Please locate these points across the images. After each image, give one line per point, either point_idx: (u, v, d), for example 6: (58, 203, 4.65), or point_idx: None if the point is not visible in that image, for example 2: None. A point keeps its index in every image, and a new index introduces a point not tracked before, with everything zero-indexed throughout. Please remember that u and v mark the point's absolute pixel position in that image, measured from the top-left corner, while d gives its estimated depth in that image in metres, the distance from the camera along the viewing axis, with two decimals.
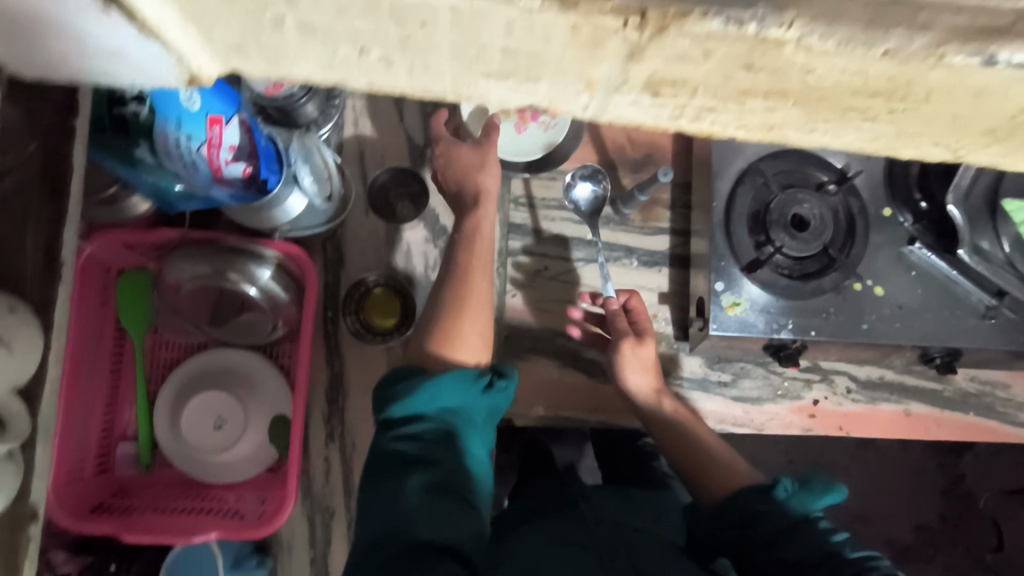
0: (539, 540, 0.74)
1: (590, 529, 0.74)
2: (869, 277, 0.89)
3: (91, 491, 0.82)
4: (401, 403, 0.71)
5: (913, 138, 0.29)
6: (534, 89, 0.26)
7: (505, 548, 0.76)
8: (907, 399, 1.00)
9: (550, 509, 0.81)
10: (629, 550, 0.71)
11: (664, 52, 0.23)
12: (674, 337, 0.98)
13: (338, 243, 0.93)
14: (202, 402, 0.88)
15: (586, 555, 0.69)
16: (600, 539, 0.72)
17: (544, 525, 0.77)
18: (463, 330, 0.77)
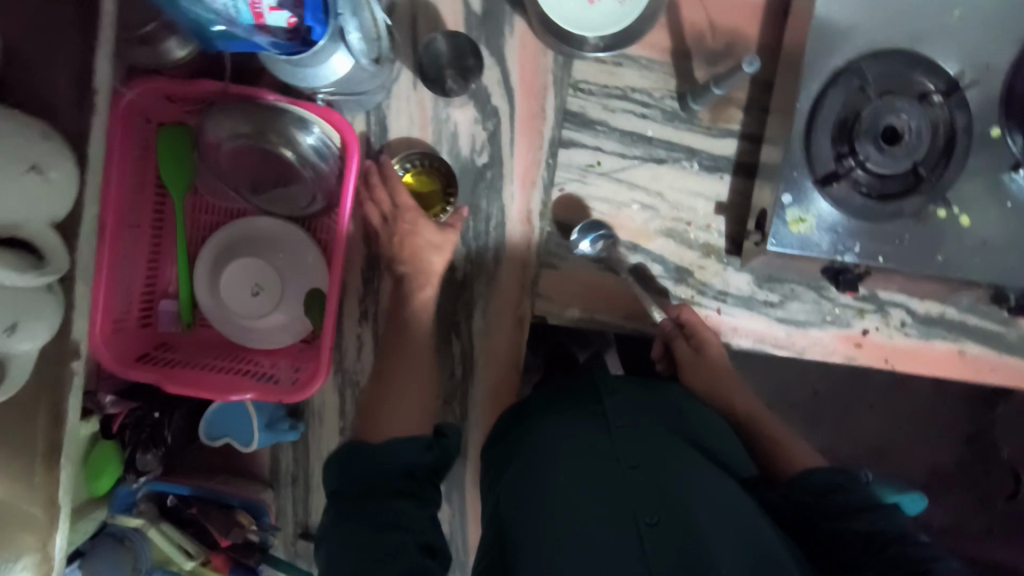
0: (562, 437, 0.74)
1: (613, 433, 0.73)
2: (957, 204, 0.80)
3: (137, 342, 0.84)
4: (355, 466, 0.64)
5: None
6: None
7: (529, 442, 0.77)
8: (965, 339, 0.94)
9: (575, 402, 0.80)
10: (653, 458, 0.70)
11: None
12: (726, 250, 0.92)
13: (381, 117, 0.88)
14: (241, 268, 0.87)
15: (609, 467, 0.68)
16: (623, 447, 0.71)
17: (568, 420, 0.76)
18: (403, 374, 0.77)
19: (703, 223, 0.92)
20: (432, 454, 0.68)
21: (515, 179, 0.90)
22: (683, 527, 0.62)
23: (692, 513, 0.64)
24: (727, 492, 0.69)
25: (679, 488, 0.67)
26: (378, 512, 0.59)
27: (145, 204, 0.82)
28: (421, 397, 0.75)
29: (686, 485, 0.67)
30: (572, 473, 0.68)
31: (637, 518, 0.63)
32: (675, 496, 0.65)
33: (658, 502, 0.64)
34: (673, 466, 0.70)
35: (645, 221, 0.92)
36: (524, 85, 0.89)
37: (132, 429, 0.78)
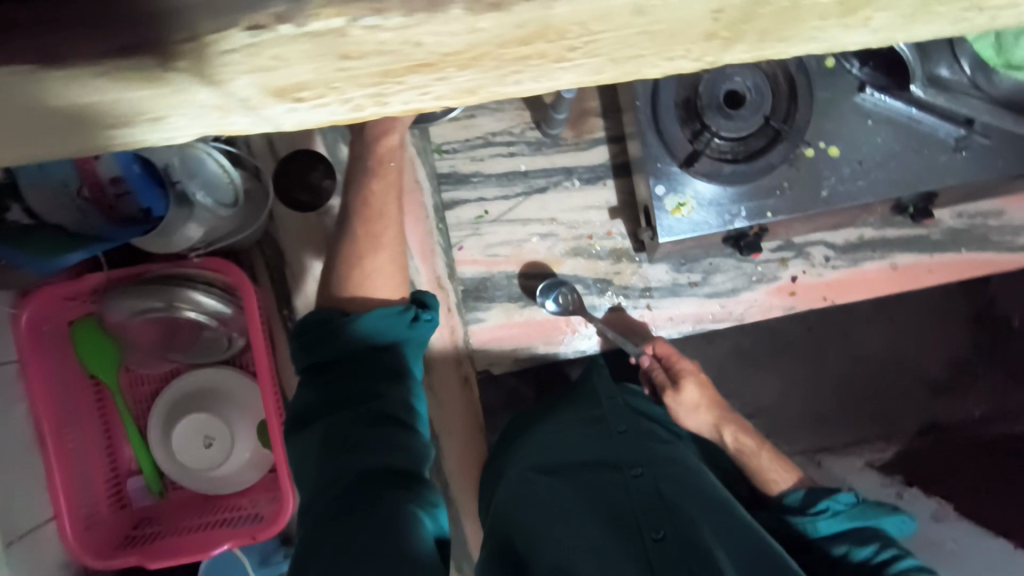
0: (565, 456, 0.72)
1: (618, 446, 0.73)
2: (820, 139, 0.82)
3: (113, 530, 0.86)
4: (345, 341, 0.61)
5: (639, 67, 0.22)
6: (174, 125, 0.21)
7: (527, 455, 0.74)
8: (892, 251, 0.97)
9: (575, 415, 0.79)
10: (657, 471, 0.69)
11: (236, 68, 0.17)
12: (633, 249, 0.94)
13: (273, 240, 0.91)
14: (187, 426, 0.89)
15: (616, 481, 0.67)
16: (626, 459, 0.70)
17: (569, 436, 0.76)
18: (377, 247, 0.68)
19: (603, 231, 0.94)
20: (419, 328, 0.65)
21: (415, 254, 0.92)
22: (689, 540, 0.58)
23: (697, 526, 0.61)
24: (728, 504, 0.66)
25: (683, 503, 0.64)
26: (373, 411, 0.57)
27: (81, 401, 0.86)
28: (394, 257, 0.69)
29: (689, 500, 0.65)
30: (576, 491, 0.66)
31: (642, 534, 0.59)
32: (677, 509, 0.63)
33: (663, 516, 0.61)
34: (675, 481, 0.68)
35: (549, 249, 0.93)
36: None
37: None
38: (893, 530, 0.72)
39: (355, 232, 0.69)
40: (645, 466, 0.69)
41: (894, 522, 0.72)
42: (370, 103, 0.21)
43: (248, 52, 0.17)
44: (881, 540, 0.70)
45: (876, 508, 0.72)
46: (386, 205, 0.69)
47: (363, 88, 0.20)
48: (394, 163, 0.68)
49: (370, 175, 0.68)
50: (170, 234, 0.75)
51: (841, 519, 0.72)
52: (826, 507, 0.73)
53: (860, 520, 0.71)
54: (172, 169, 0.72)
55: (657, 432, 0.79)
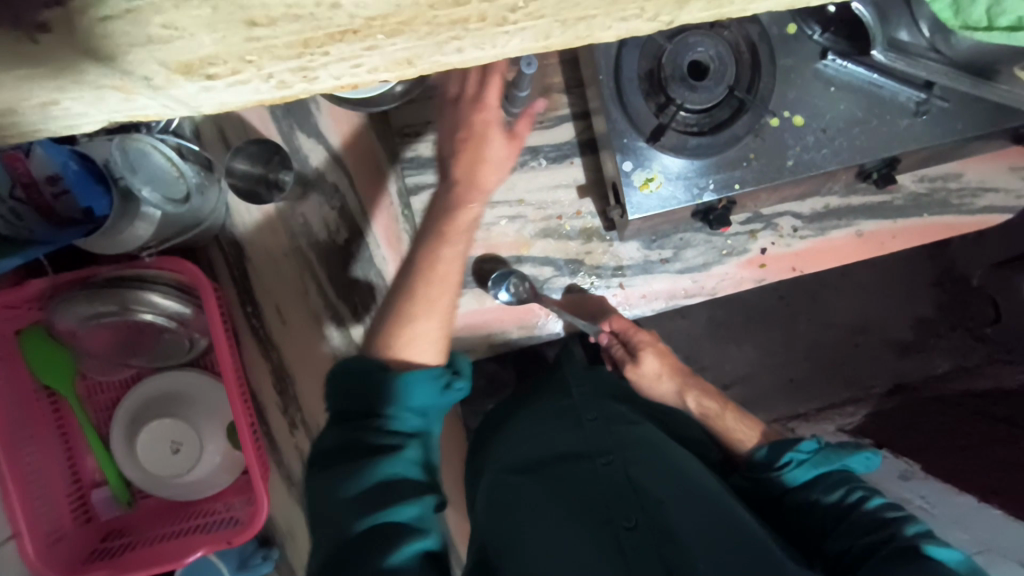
0: (536, 452, 0.71)
1: (590, 436, 0.71)
2: (785, 109, 0.81)
3: (81, 544, 0.83)
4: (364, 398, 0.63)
5: (590, 30, 0.21)
6: (78, 107, 0.19)
7: (501, 458, 0.74)
8: (858, 219, 0.97)
9: (550, 414, 0.78)
10: (632, 455, 0.68)
11: (128, 35, 0.16)
12: (603, 228, 0.93)
13: (231, 236, 0.88)
14: (153, 432, 0.86)
15: (585, 470, 0.66)
16: (597, 446, 0.70)
17: (541, 432, 0.75)
18: (431, 313, 0.69)
19: (572, 211, 0.92)
20: (446, 395, 0.67)
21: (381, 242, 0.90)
22: (661, 528, 0.58)
23: (667, 511, 0.60)
24: (707, 487, 0.66)
25: (654, 486, 0.63)
26: (380, 467, 0.58)
27: (35, 414, 0.81)
28: (446, 331, 0.70)
29: (661, 481, 0.64)
30: (548, 484, 0.65)
31: (614, 523, 0.59)
32: (647, 493, 0.62)
33: (633, 501, 0.61)
34: (648, 463, 0.67)
35: (518, 231, 0.92)
36: None
37: None
38: (860, 467, 0.72)
39: (420, 291, 0.70)
40: (616, 451, 0.68)
41: (862, 462, 0.72)
42: (296, 79, 0.19)
43: (134, 18, 0.15)
44: (851, 484, 0.69)
45: (839, 450, 0.72)
46: (440, 265, 0.71)
47: (283, 61, 0.18)
48: (465, 233, 0.72)
49: (440, 241, 0.71)
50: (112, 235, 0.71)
51: (807, 466, 0.72)
52: (789, 458, 0.73)
53: (826, 467, 0.71)
54: (115, 165, 0.71)
55: (626, 414, 0.78)
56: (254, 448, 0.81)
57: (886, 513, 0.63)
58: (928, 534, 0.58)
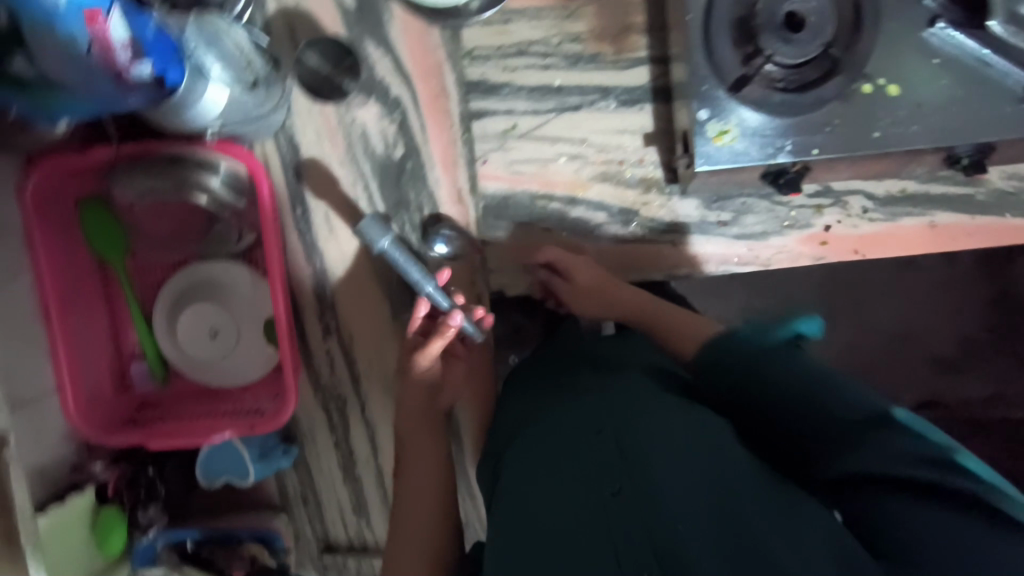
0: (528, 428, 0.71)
1: (583, 396, 0.70)
2: (881, 75, 0.76)
3: (116, 409, 0.86)
4: None
5: None
6: None
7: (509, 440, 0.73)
8: (934, 209, 0.91)
9: (552, 386, 0.76)
10: (627, 413, 0.64)
11: None
12: (664, 181, 0.90)
13: (289, 135, 0.87)
14: (193, 315, 0.88)
15: (576, 439, 0.63)
16: (590, 415, 0.66)
17: (536, 408, 0.73)
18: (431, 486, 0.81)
19: (635, 158, 0.89)
20: None
21: (437, 163, 0.88)
22: (646, 491, 0.56)
23: (654, 473, 0.57)
24: (724, 440, 0.60)
25: (639, 447, 0.60)
26: None
27: (86, 281, 0.84)
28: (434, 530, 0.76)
29: (657, 443, 0.59)
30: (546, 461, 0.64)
31: (600, 491, 0.58)
32: (638, 454, 0.59)
33: (620, 467, 0.58)
34: (642, 424, 0.62)
35: (576, 171, 0.89)
36: (421, 74, 0.87)
37: (128, 490, 0.82)
38: (799, 334, 0.70)
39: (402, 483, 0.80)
40: (609, 415, 0.64)
41: (805, 327, 0.70)
42: None
43: None
44: (791, 351, 0.66)
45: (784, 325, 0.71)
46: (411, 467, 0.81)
47: None
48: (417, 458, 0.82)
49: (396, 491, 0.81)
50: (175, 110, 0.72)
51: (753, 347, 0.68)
52: (742, 334, 0.71)
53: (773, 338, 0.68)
54: (188, 37, 0.70)
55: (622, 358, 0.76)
56: (290, 345, 0.83)
57: (845, 387, 0.61)
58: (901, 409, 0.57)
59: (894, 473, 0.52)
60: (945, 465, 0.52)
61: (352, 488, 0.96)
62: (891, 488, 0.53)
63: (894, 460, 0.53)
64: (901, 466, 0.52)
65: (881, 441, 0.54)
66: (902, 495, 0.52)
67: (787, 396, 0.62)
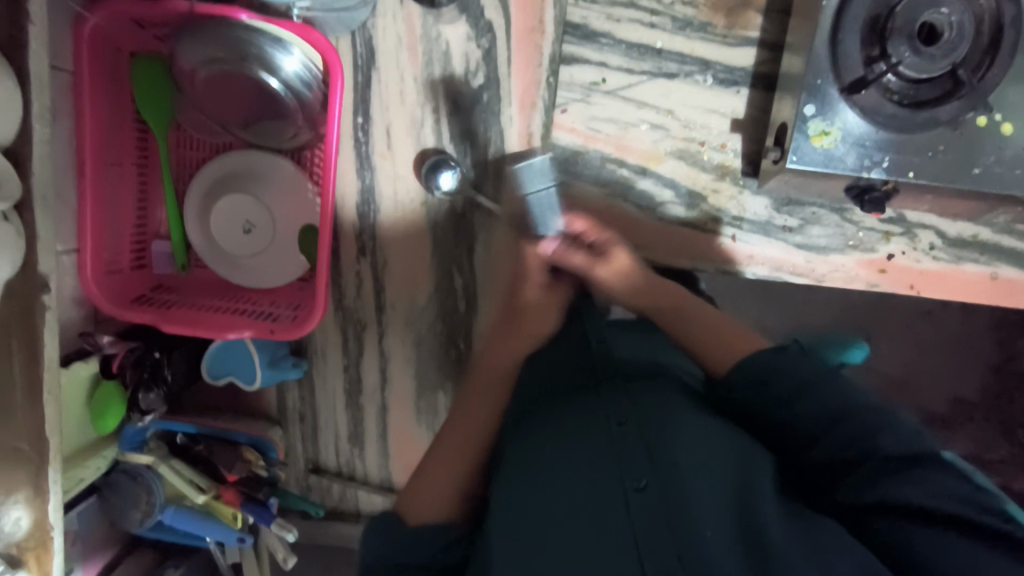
0: (544, 406, 0.68)
1: (608, 388, 0.65)
2: (998, 111, 0.73)
3: (131, 284, 0.81)
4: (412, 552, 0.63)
5: None
6: None
7: (519, 414, 0.70)
8: (1000, 261, 0.89)
9: (573, 364, 0.72)
10: (650, 409, 0.62)
11: None
12: (741, 172, 0.86)
13: (367, 36, 0.82)
14: (228, 204, 0.83)
15: (598, 431, 0.61)
16: (608, 403, 0.63)
17: (559, 388, 0.70)
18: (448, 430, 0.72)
19: (716, 142, 0.85)
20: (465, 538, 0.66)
21: (513, 101, 0.84)
22: (673, 498, 0.54)
23: (677, 472, 0.55)
24: (759, 460, 0.58)
25: (670, 446, 0.58)
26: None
27: (126, 142, 0.79)
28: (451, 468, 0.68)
29: (691, 448, 0.57)
30: (562, 445, 0.62)
31: (624, 484, 0.56)
32: (665, 455, 0.57)
33: (645, 461, 0.57)
34: (669, 420, 0.61)
35: (654, 142, 0.85)
36: (521, 3, 0.81)
37: (133, 369, 0.77)
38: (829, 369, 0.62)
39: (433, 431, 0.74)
40: (633, 408, 0.62)
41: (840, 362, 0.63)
42: None
43: None
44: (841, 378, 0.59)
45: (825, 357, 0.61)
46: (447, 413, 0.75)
47: None
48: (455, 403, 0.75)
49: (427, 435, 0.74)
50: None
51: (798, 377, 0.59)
52: (784, 349, 0.61)
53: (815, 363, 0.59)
54: None
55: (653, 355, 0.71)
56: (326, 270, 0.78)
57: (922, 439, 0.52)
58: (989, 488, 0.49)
59: (941, 510, 0.49)
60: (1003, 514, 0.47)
61: (352, 416, 0.94)
62: (926, 520, 0.49)
63: (943, 497, 0.49)
64: (947, 506, 0.49)
65: (927, 477, 0.50)
66: (943, 528, 0.49)
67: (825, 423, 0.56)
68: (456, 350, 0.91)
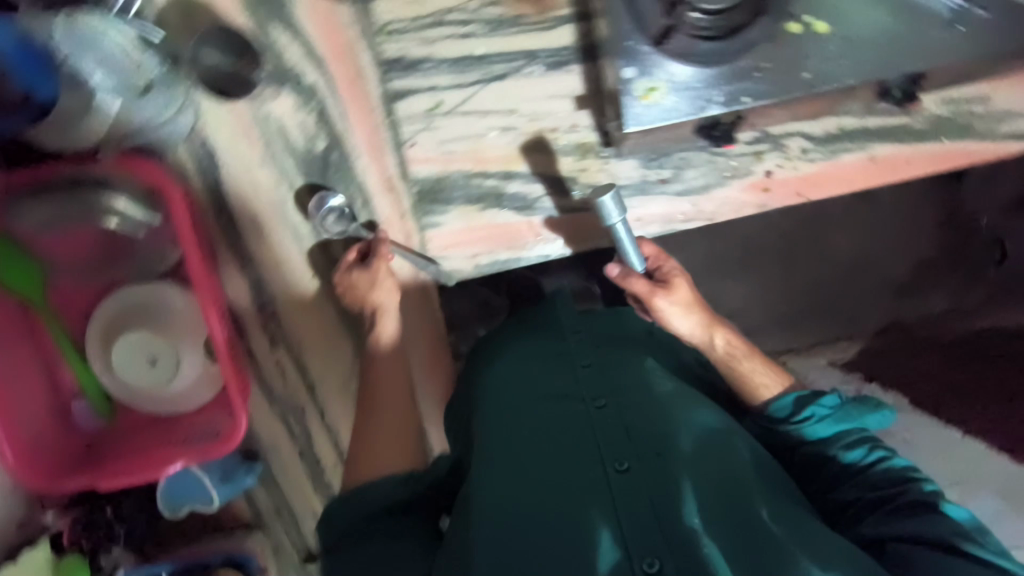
0: (518, 390, 0.77)
1: (587, 374, 0.76)
2: (807, 12, 0.74)
3: (61, 451, 0.82)
4: (372, 501, 0.69)
5: None
6: None
7: (491, 394, 0.79)
8: (872, 142, 0.90)
9: (535, 350, 0.82)
10: (630, 400, 0.72)
11: None
12: (601, 144, 0.87)
13: (202, 140, 0.80)
14: (125, 346, 0.80)
15: (578, 412, 0.72)
16: (585, 388, 0.74)
17: (531, 370, 0.79)
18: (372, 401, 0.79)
19: (568, 124, 0.86)
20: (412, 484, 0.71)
21: (363, 152, 0.84)
22: (653, 474, 0.64)
23: (665, 454, 0.66)
24: (724, 436, 0.71)
25: (649, 423, 0.70)
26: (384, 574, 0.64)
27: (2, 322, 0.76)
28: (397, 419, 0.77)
29: (671, 428, 0.70)
30: (545, 422, 0.72)
31: (607, 464, 0.66)
32: (643, 437, 0.68)
33: (631, 448, 0.67)
34: (652, 413, 0.71)
35: (507, 144, 0.86)
36: (336, 58, 0.80)
37: (87, 536, 0.79)
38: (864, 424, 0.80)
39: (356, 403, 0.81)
40: (612, 392, 0.73)
41: (874, 419, 0.80)
42: None
43: None
44: (861, 436, 0.78)
45: (859, 408, 0.79)
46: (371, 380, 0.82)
47: None
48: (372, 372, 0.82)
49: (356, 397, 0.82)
50: (71, 125, 0.72)
51: (829, 420, 0.79)
52: (815, 404, 0.80)
53: (844, 422, 0.79)
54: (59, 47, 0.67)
55: (617, 345, 0.84)
56: (237, 379, 0.79)
57: (906, 474, 0.73)
58: (981, 530, 0.66)
59: (929, 532, 0.66)
60: (972, 532, 0.66)
61: (325, 495, 0.94)
62: (924, 543, 0.66)
63: (933, 525, 0.66)
64: (932, 525, 0.67)
65: (927, 515, 0.68)
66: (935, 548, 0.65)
67: (842, 471, 0.77)
68: None
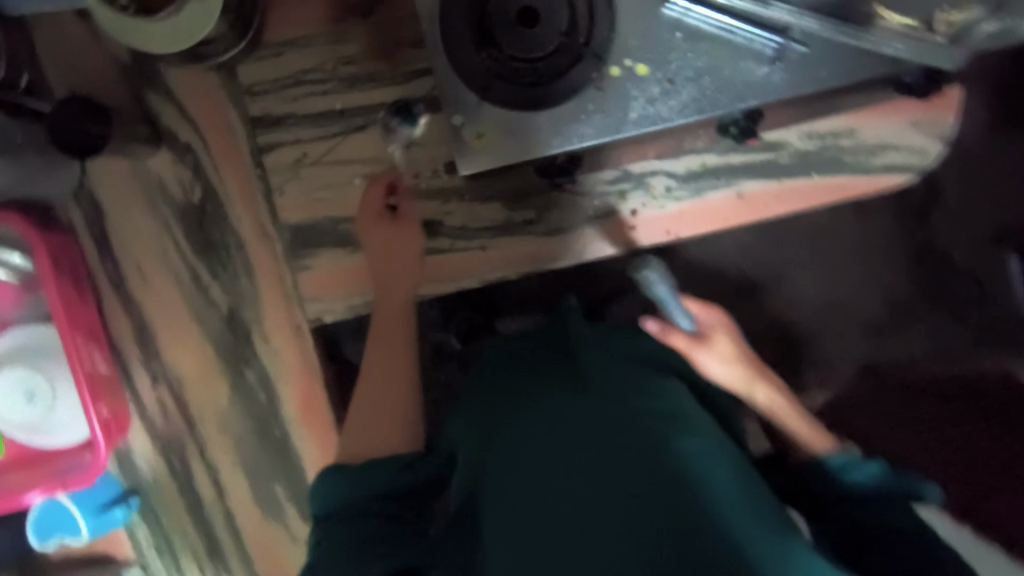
0: (536, 387, 0.64)
1: (609, 379, 0.63)
2: (627, 57, 0.76)
3: None
4: (357, 493, 0.61)
5: None
6: None
7: (488, 402, 0.68)
8: (738, 178, 0.90)
9: (564, 351, 0.69)
10: (654, 414, 0.58)
11: None
12: (462, 186, 0.89)
13: (90, 194, 0.89)
14: (7, 381, 0.84)
15: (596, 418, 0.57)
16: (612, 393, 0.60)
17: (552, 370, 0.66)
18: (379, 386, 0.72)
19: (428, 170, 0.88)
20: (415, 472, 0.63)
21: (235, 201, 0.89)
22: (681, 507, 0.48)
23: (693, 485, 0.51)
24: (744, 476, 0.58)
25: (677, 443, 0.55)
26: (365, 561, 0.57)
27: None
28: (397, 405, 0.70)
29: (703, 456, 0.55)
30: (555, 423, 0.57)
31: (623, 483, 0.50)
32: (675, 456, 0.53)
33: (649, 466, 0.51)
34: (677, 430, 0.57)
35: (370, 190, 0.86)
36: (207, 118, 0.87)
37: None
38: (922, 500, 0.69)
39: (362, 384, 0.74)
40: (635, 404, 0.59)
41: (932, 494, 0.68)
42: None
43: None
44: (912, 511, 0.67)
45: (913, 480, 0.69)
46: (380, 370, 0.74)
47: None
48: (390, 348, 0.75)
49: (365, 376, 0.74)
50: None
51: (871, 482, 0.70)
52: (861, 467, 0.71)
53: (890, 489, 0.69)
54: None
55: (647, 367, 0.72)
56: (97, 419, 0.84)
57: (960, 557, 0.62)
58: None
59: None
60: None
61: (203, 530, 0.96)
62: None
63: None
64: None
65: None
66: None
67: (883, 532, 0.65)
68: (274, 439, 0.94)
